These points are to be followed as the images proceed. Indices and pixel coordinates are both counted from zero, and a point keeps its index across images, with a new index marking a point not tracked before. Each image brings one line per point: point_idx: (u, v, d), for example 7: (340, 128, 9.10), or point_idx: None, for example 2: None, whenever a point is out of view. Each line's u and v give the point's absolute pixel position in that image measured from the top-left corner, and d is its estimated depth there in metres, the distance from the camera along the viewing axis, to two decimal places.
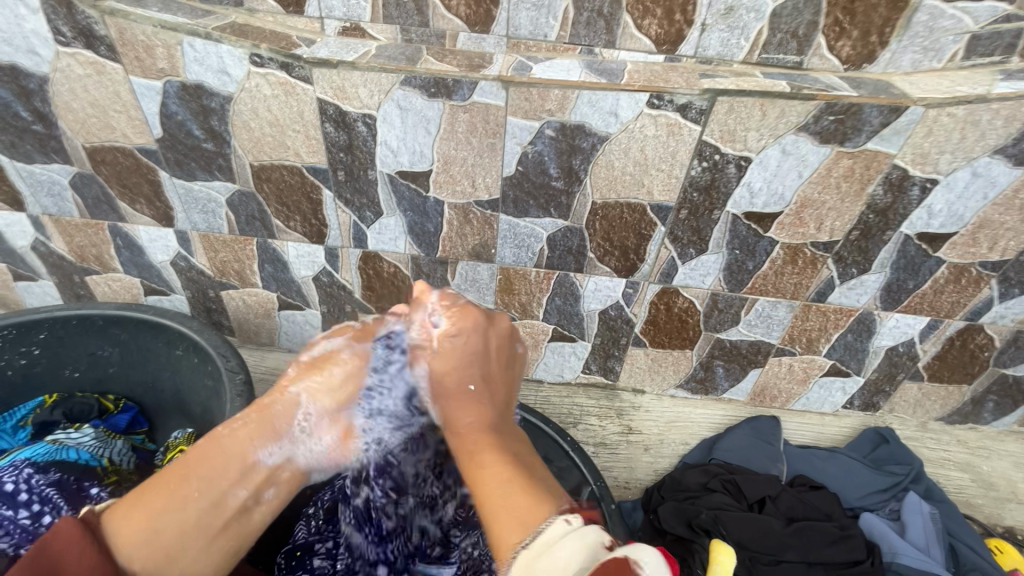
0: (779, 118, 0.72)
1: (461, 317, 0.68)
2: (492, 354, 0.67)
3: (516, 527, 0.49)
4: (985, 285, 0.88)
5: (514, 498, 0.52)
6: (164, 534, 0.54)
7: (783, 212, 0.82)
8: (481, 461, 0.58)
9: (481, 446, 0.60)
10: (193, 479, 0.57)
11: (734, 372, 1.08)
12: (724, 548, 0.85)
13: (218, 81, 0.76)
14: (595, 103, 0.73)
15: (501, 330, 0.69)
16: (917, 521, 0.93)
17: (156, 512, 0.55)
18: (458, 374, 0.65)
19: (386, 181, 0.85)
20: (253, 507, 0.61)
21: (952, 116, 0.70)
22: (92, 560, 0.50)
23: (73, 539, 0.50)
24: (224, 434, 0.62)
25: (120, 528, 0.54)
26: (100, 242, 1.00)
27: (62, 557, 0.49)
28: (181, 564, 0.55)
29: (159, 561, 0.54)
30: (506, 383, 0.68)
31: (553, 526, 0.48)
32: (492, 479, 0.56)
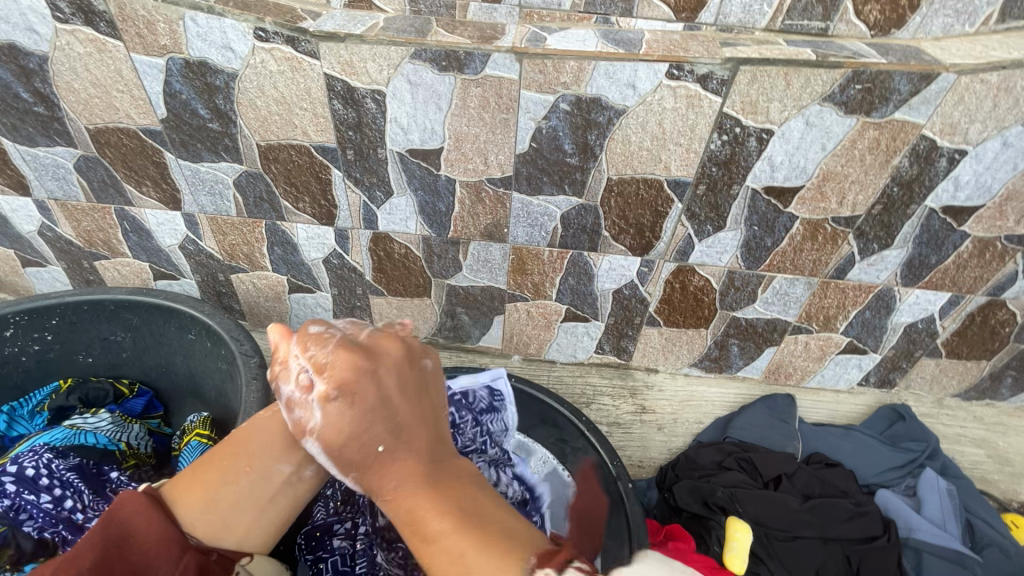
0: (803, 88, 0.69)
1: (331, 369, 0.54)
2: (394, 397, 0.54)
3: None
4: (1009, 259, 0.86)
5: (470, 567, 0.43)
6: (219, 504, 0.57)
7: (804, 186, 0.80)
8: (424, 527, 0.47)
9: (419, 508, 0.48)
10: (243, 454, 0.60)
11: (749, 350, 1.06)
12: (741, 525, 0.86)
13: (222, 58, 0.73)
14: (612, 75, 0.70)
15: (400, 360, 0.56)
16: (934, 497, 0.93)
17: (210, 486, 0.57)
18: (364, 435, 0.52)
19: (397, 159, 0.83)
20: (299, 484, 0.62)
21: (985, 82, 0.67)
22: (158, 523, 0.51)
23: (139, 505, 0.52)
24: (269, 412, 0.64)
25: (178, 499, 0.56)
26: (107, 226, 0.99)
27: (129, 522, 0.50)
28: (234, 535, 0.56)
29: (215, 529, 0.55)
30: (422, 417, 0.54)
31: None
32: (438, 548, 0.45)
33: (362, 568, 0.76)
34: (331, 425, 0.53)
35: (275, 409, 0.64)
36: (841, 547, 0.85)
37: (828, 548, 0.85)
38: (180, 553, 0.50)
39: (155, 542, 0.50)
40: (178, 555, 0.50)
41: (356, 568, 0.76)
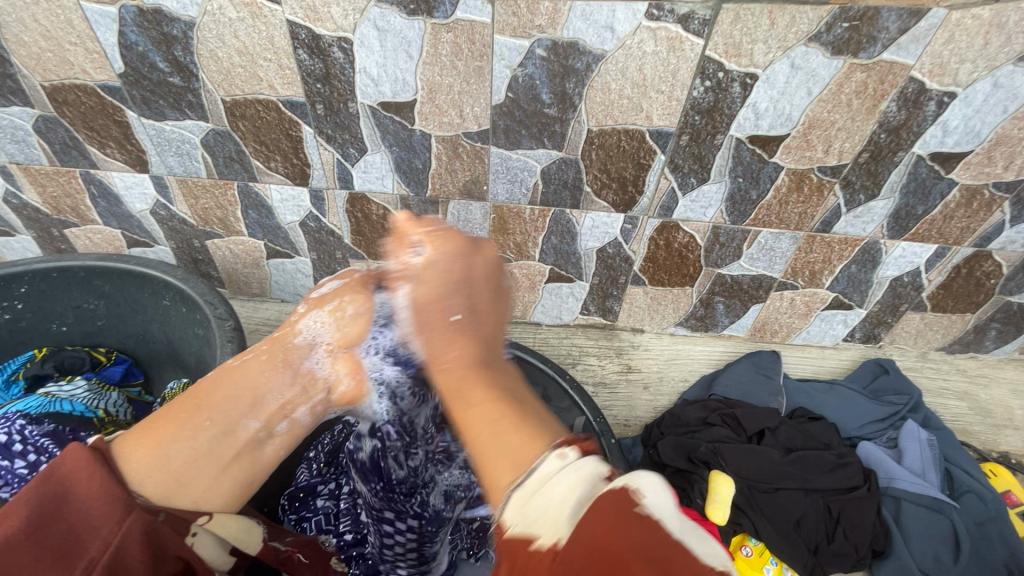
0: (788, 28, 0.66)
1: (441, 242, 0.56)
2: (479, 282, 0.54)
3: (507, 465, 0.38)
4: (996, 208, 0.85)
5: (493, 447, 0.40)
6: (172, 464, 0.51)
7: (790, 134, 0.77)
8: (466, 397, 0.44)
9: (466, 383, 0.45)
10: (205, 407, 0.56)
11: (735, 307, 1.06)
12: (723, 478, 0.87)
13: (178, 4, 0.69)
14: (589, 16, 0.67)
15: (494, 262, 0.57)
16: (914, 448, 0.95)
17: (164, 439, 0.52)
18: (440, 301, 0.51)
19: (369, 114, 0.80)
20: (264, 441, 0.59)
21: (977, 18, 0.64)
22: (102, 481, 0.46)
23: (80, 460, 0.46)
24: (235, 366, 0.61)
25: (128, 454, 0.50)
26: (74, 191, 0.96)
27: (69, 480, 0.45)
28: (190, 494, 0.52)
29: (170, 487, 0.51)
30: (498, 317, 0.53)
31: (544, 462, 0.36)
32: (475, 410, 0.43)
33: (346, 526, 0.78)
34: (420, 291, 0.52)
35: (242, 364, 0.61)
36: (822, 497, 0.86)
37: (810, 498, 0.86)
38: (124, 516, 0.46)
39: (98, 501, 0.45)
40: (121, 517, 0.46)
41: (340, 526, 0.78)
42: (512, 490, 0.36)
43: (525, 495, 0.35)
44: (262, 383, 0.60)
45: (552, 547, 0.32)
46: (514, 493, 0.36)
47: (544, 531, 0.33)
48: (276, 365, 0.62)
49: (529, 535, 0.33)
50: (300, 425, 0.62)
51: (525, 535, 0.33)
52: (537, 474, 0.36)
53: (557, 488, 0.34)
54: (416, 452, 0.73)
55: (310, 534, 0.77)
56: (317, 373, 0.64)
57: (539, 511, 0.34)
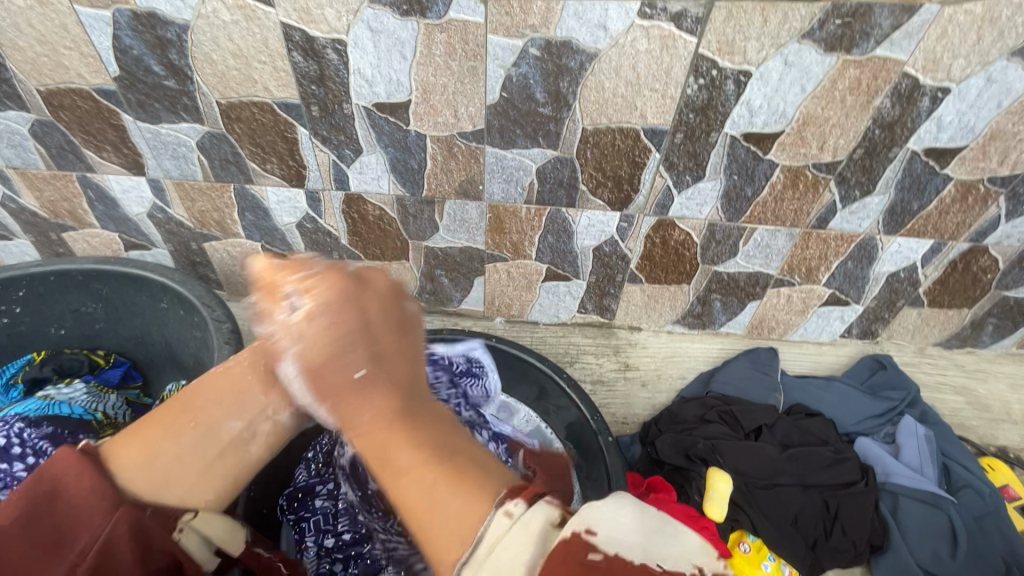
0: (781, 25, 0.66)
1: (317, 290, 0.54)
2: (378, 327, 0.54)
3: (454, 542, 0.42)
4: (992, 203, 0.85)
5: (432, 529, 0.43)
6: (159, 464, 0.54)
7: (784, 131, 0.77)
8: (394, 463, 0.48)
9: (392, 443, 0.49)
10: (189, 413, 0.58)
11: (732, 305, 1.06)
12: (721, 475, 0.87)
13: (171, 8, 0.69)
14: (581, 16, 0.67)
15: (388, 297, 0.57)
16: (911, 443, 0.95)
17: (153, 440, 0.55)
18: (338, 366, 0.52)
19: (364, 115, 0.80)
20: (249, 441, 0.61)
21: (969, 14, 0.64)
22: (90, 481, 0.50)
23: (72, 463, 0.50)
24: (219, 372, 0.62)
25: (117, 455, 0.53)
26: (71, 195, 0.96)
27: (60, 481, 0.49)
28: (174, 491, 0.55)
29: (156, 485, 0.54)
30: (408, 361, 0.55)
31: (489, 527, 0.41)
32: (410, 481, 0.46)
33: (345, 526, 0.77)
34: (308, 352, 0.53)
35: (229, 369, 0.62)
36: (820, 493, 0.86)
37: (808, 494, 0.86)
38: (111, 513, 0.49)
39: (86, 498, 0.49)
40: (109, 512, 0.49)
41: (339, 526, 0.78)
42: (460, 570, 0.40)
43: (473, 570, 0.39)
44: (246, 390, 0.61)
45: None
46: (462, 568, 0.40)
47: None
48: (259, 376, 0.61)
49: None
50: (283, 427, 0.63)
51: None
52: (483, 545, 0.40)
53: (506, 552, 0.38)
54: None
55: (309, 534, 0.77)
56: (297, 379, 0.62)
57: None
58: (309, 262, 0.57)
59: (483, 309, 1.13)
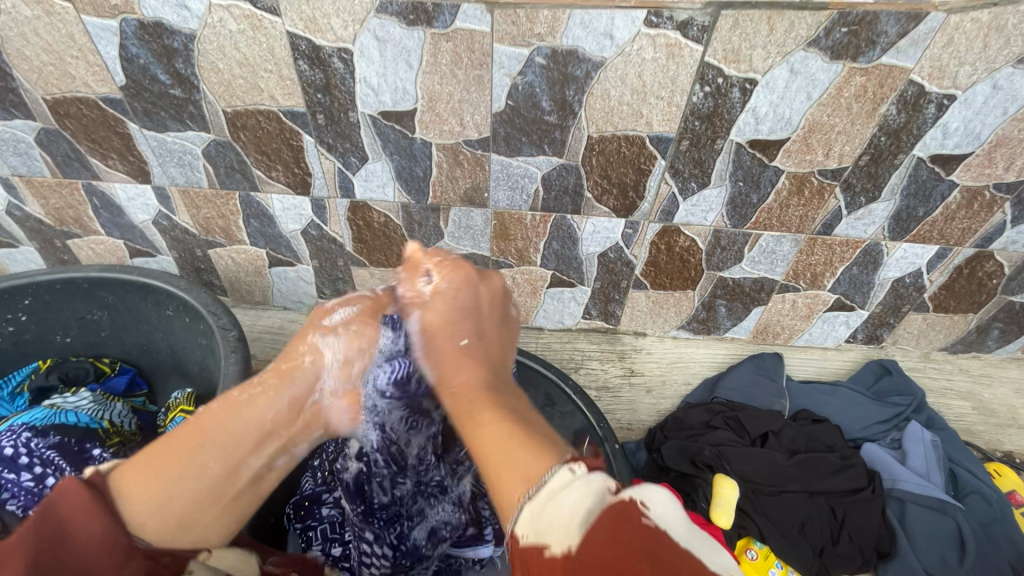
0: (787, 33, 0.66)
1: (453, 272, 0.64)
2: (485, 311, 0.62)
3: (518, 482, 0.40)
4: (997, 209, 0.85)
5: (502, 478, 0.41)
6: (175, 504, 0.48)
7: (789, 139, 0.77)
8: (478, 418, 0.50)
9: (478, 405, 0.52)
10: (208, 445, 0.52)
11: (737, 310, 1.06)
12: (728, 482, 0.86)
13: (178, 17, 0.70)
14: (587, 24, 0.67)
15: (495, 299, 0.64)
16: (917, 449, 0.95)
17: (166, 476, 0.49)
18: (451, 328, 0.60)
19: (369, 123, 0.80)
20: (265, 478, 0.56)
21: (976, 21, 0.64)
22: (101, 524, 0.44)
23: (80, 503, 0.44)
24: (240, 399, 0.56)
25: (127, 493, 0.47)
26: (76, 203, 0.96)
27: (68, 523, 0.43)
28: (190, 533, 0.50)
29: (171, 527, 0.48)
30: (498, 343, 0.62)
31: (555, 475, 0.38)
32: (489, 433, 0.47)
33: (351, 534, 0.77)
34: (428, 317, 0.61)
35: (247, 399, 0.56)
36: (826, 500, 0.86)
37: (814, 500, 0.86)
38: (124, 562, 0.45)
39: (97, 542, 0.43)
40: (122, 563, 0.45)
41: (345, 535, 0.78)
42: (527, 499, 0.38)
43: (537, 506, 0.37)
44: (268, 420, 0.56)
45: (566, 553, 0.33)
46: (526, 504, 0.38)
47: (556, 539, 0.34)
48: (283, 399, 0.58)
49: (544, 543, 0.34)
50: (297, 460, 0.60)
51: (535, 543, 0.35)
52: (548, 487, 0.38)
53: (569, 497, 0.35)
54: (404, 481, 0.73)
55: (316, 543, 0.77)
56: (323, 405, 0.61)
57: (549, 525, 0.35)
58: (443, 255, 0.66)
59: None
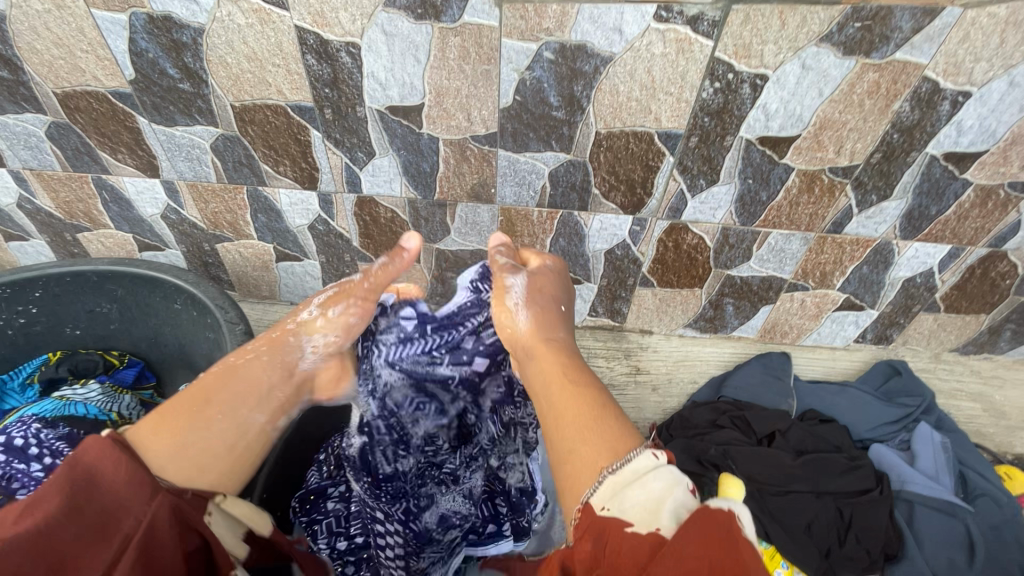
0: (799, 28, 0.65)
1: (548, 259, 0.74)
2: (570, 298, 0.72)
3: (600, 451, 0.45)
4: (1012, 208, 0.83)
5: (585, 452, 0.46)
6: (189, 450, 0.51)
7: (800, 135, 0.77)
8: (577, 385, 0.54)
9: (572, 373, 0.56)
10: (214, 401, 0.55)
11: (745, 309, 1.05)
12: (734, 482, 0.81)
13: (187, 11, 0.70)
14: (596, 19, 0.67)
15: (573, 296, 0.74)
16: (926, 451, 0.93)
17: (178, 427, 0.52)
18: (548, 295, 0.68)
19: (377, 118, 0.80)
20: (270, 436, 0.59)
21: (993, 16, 0.63)
22: (127, 469, 0.46)
23: (104, 449, 0.45)
24: (236, 363, 0.59)
25: (145, 442, 0.50)
26: (86, 196, 0.97)
27: (95, 468, 0.44)
28: (206, 478, 0.52)
29: (188, 475, 0.50)
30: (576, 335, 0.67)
31: (640, 455, 0.43)
32: (585, 400, 0.51)
33: (357, 529, 0.77)
34: (537, 280, 0.69)
35: (242, 361, 0.60)
36: (834, 500, 0.85)
37: (821, 501, 0.85)
38: (152, 496, 0.46)
39: (124, 484, 0.45)
40: (150, 497, 0.46)
41: (351, 529, 0.77)
42: (605, 475, 0.42)
43: (618, 483, 0.41)
44: (266, 380, 0.60)
45: (652, 534, 0.37)
46: (609, 478, 0.42)
47: (640, 520, 0.38)
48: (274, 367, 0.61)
49: (625, 520, 0.38)
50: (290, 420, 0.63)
51: (618, 519, 0.39)
52: (631, 466, 0.42)
53: (655, 483, 0.40)
54: (405, 456, 0.76)
55: (321, 537, 0.77)
56: (309, 370, 0.64)
57: (633, 502, 0.39)
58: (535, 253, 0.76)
59: None
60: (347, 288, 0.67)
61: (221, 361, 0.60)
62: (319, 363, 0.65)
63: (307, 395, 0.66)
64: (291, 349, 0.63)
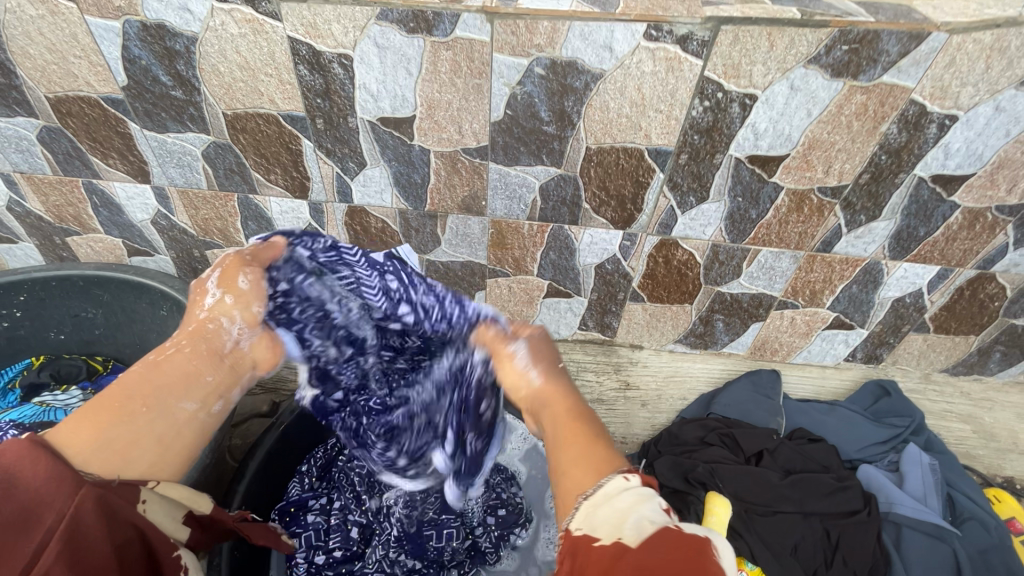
0: (788, 50, 0.66)
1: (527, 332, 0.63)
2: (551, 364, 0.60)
3: (588, 472, 0.44)
4: (1000, 231, 0.84)
5: (576, 472, 0.45)
6: (115, 444, 0.49)
7: (789, 155, 0.77)
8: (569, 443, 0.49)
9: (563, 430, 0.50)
10: (136, 396, 0.52)
11: (735, 326, 1.05)
12: (720, 501, 0.84)
13: (181, 20, 0.70)
14: (587, 36, 0.67)
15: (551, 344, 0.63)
16: (915, 471, 0.93)
17: (102, 422, 0.49)
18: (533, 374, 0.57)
19: (368, 128, 0.80)
20: (206, 421, 0.57)
21: (978, 42, 0.64)
22: (46, 465, 0.43)
23: (22, 451, 0.43)
24: (159, 360, 0.57)
25: (66, 441, 0.47)
26: (76, 200, 0.96)
27: (14, 474, 0.42)
28: (138, 467, 0.49)
29: (112, 466, 0.48)
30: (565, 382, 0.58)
31: (610, 481, 0.42)
32: (571, 455, 0.47)
33: (336, 543, 0.77)
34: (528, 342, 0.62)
35: (164, 358, 0.57)
36: (820, 521, 0.84)
37: (808, 522, 0.84)
38: (73, 491, 0.43)
39: (44, 483, 0.42)
40: (69, 495, 0.43)
41: (329, 543, 0.77)
42: (580, 500, 0.42)
43: (592, 505, 0.41)
44: (191, 368, 0.58)
45: (615, 544, 0.37)
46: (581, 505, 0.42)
47: (607, 533, 0.38)
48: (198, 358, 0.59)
49: (594, 535, 0.39)
50: (232, 406, 0.61)
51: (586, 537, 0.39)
52: (603, 490, 0.42)
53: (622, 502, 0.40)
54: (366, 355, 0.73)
55: (300, 550, 0.76)
56: (240, 349, 0.63)
57: (602, 520, 0.39)
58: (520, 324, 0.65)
59: None
60: (230, 263, 0.64)
61: (135, 373, 0.55)
62: (252, 337, 0.64)
63: (248, 373, 0.63)
64: (210, 343, 0.61)
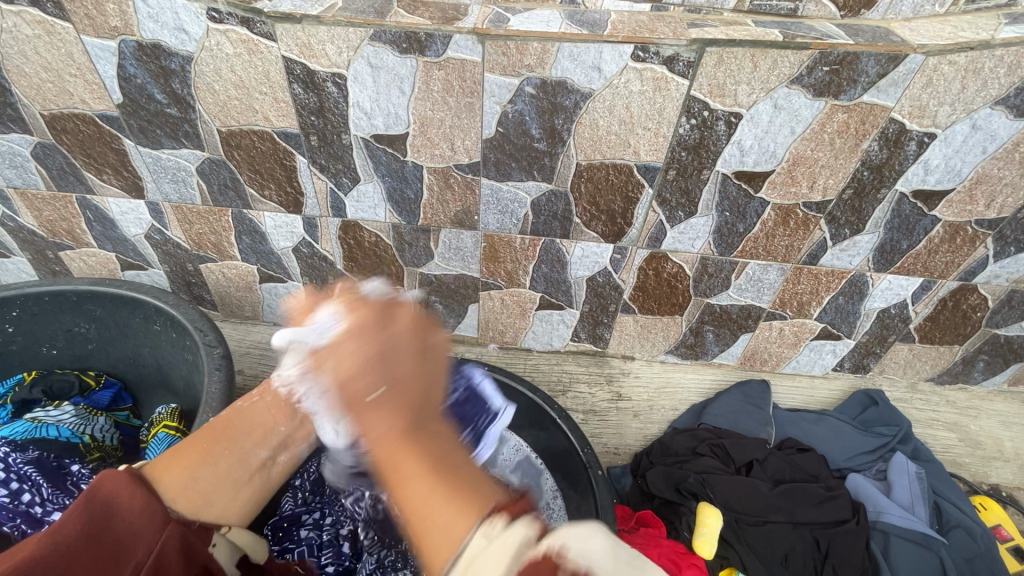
0: (771, 70, 0.68)
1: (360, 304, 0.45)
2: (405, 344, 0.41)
3: (446, 524, 0.35)
4: (980, 244, 0.86)
5: (434, 505, 0.36)
6: (199, 483, 0.57)
7: (775, 171, 0.79)
8: (406, 477, 0.37)
9: (397, 463, 0.37)
10: (223, 440, 0.62)
11: (725, 336, 1.07)
12: (711, 510, 0.86)
13: (176, 40, 0.71)
14: (577, 57, 0.69)
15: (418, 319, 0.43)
16: (902, 481, 0.94)
17: (192, 462, 0.57)
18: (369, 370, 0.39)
19: (362, 145, 0.81)
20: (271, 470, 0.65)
21: (954, 64, 0.66)
22: (141, 500, 0.49)
23: (121, 485, 0.49)
24: (244, 406, 0.66)
25: (160, 473, 0.55)
26: (70, 215, 0.97)
27: (113, 500, 0.47)
28: (212, 510, 0.57)
29: (195, 505, 0.56)
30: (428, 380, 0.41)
31: (472, 539, 0.34)
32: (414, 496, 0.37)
33: (329, 558, 0.76)
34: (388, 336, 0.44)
35: (248, 407, 0.66)
36: (811, 530, 0.85)
37: (797, 532, 0.85)
38: (162, 528, 0.49)
39: (139, 516, 0.48)
40: (160, 529, 0.49)
41: (322, 558, 0.76)
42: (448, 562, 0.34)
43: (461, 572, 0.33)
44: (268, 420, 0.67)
45: None
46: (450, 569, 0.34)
47: None
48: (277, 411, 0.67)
49: None
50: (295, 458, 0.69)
51: None
52: (467, 553, 0.34)
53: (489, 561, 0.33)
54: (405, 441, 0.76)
55: None
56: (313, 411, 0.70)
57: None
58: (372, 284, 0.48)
59: (476, 334, 1.14)
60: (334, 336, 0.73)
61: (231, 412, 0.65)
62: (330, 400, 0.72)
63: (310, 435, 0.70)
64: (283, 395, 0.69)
